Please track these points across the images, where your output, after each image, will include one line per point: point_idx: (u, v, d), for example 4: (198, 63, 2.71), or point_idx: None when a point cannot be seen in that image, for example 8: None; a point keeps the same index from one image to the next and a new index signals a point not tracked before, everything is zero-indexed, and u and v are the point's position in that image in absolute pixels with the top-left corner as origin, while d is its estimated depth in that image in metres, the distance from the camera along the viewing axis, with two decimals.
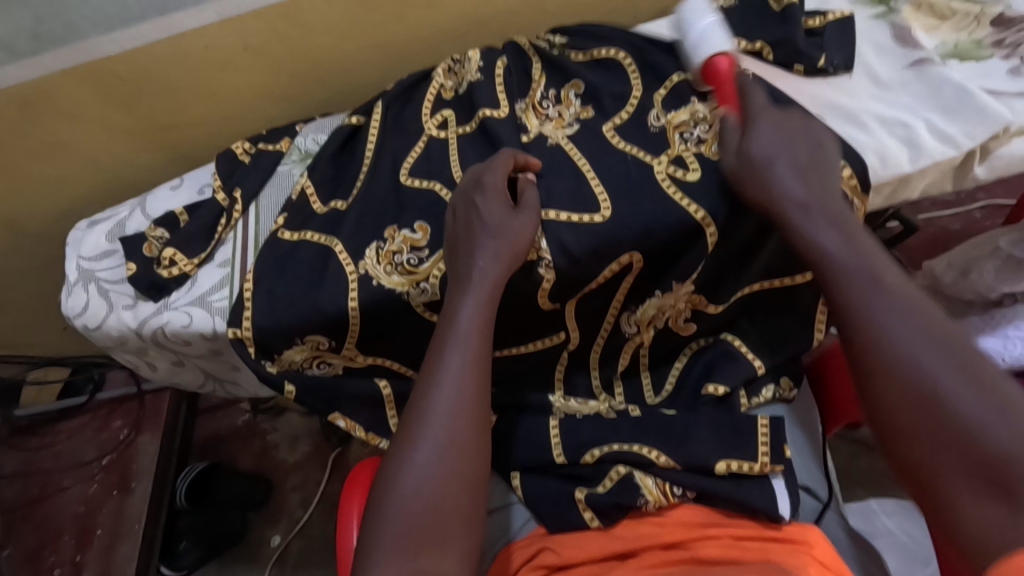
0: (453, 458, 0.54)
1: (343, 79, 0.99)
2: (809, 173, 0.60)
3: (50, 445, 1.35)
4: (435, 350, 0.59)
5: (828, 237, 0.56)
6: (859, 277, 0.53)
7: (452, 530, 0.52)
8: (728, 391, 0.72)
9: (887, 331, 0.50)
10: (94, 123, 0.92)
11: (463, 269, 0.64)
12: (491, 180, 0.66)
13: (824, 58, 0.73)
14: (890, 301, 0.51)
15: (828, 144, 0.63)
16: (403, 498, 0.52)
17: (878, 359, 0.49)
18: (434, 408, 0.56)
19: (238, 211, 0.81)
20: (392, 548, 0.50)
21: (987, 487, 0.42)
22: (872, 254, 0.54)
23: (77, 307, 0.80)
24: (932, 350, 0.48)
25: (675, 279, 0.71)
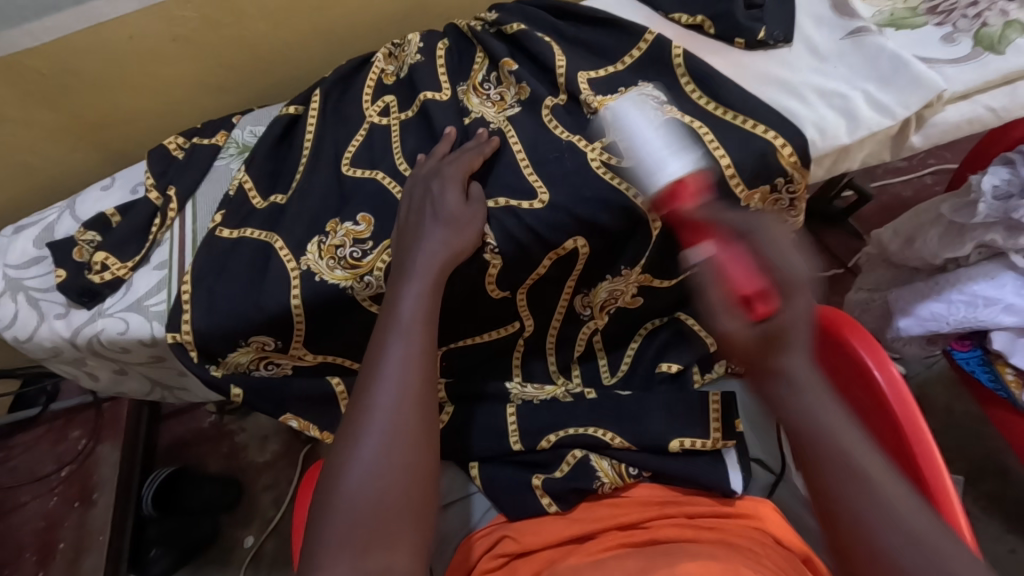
0: (401, 451, 0.53)
1: (282, 66, 0.95)
2: (782, 345, 0.47)
3: (6, 461, 1.30)
4: (377, 343, 0.58)
5: (811, 406, 0.47)
6: (871, 511, 0.45)
7: (399, 525, 0.51)
8: (682, 368, 0.74)
9: (852, 479, 0.45)
10: (17, 123, 0.86)
11: (406, 258, 0.62)
12: (450, 169, 0.65)
13: (764, 31, 0.72)
14: (878, 498, 0.45)
15: (801, 306, 0.47)
16: (348, 494, 0.51)
17: (868, 561, 0.44)
18: (378, 401, 0.55)
19: (173, 210, 0.77)
20: (338, 546, 0.49)
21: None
22: (894, 490, 0.45)
23: (5, 318, 0.75)
24: (916, 552, 0.43)
25: (627, 263, 0.71)
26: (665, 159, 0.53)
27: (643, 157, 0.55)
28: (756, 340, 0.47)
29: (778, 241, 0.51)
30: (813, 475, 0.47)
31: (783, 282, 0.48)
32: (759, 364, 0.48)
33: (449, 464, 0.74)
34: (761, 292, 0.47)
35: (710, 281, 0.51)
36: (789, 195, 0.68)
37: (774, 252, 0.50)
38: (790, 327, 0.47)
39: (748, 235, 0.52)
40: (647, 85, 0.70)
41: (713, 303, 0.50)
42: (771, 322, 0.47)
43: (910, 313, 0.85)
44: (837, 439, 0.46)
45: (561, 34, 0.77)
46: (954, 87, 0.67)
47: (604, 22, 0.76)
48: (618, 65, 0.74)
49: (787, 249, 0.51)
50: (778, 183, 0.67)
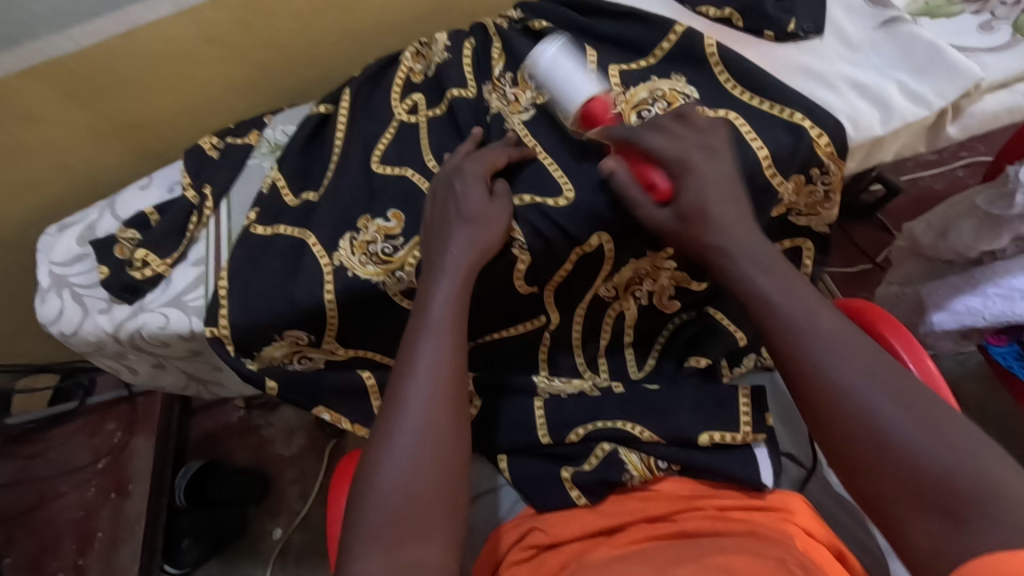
0: (434, 449, 0.54)
1: (309, 67, 0.97)
2: (699, 221, 0.60)
3: (44, 454, 1.34)
4: (409, 340, 0.59)
5: (770, 281, 0.57)
6: (828, 354, 0.53)
7: (434, 519, 0.52)
8: (712, 362, 0.74)
9: (807, 335, 0.54)
10: (57, 126, 0.89)
11: (435, 259, 0.63)
12: (472, 165, 0.66)
13: (794, 23, 0.72)
14: (830, 348, 0.53)
15: (691, 178, 0.61)
16: (384, 489, 0.52)
17: (856, 419, 0.50)
18: (412, 398, 0.56)
19: (209, 208, 0.80)
20: (375, 540, 0.51)
21: (941, 508, 0.46)
22: (835, 337, 0.54)
23: (51, 313, 0.78)
24: (916, 426, 0.48)
25: (652, 246, 0.71)
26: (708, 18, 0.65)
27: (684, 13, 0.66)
28: (673, 220, 0.61)
29: (679, 130, 0.63)
30: (778, 349, 0.55)
31: (678, 165, 0.62)
32: (721, 254, 0.59)
33: (478, 456, 0.75)
34: (658, 180, 0.63)
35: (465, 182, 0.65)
36: (824, 187, 0.68)
37: (658, 141, 0.63)
38: (710, 210, 0.60)
39: (630, 139, 0.64)
40: (681, 77, 0.72)
41: (622, 182, 0.63)
42: (678, 200, 0.61)
43: (944, 308, 0.85)
44: (782, 305, 0.56)
45: (585, 31, 0.77)
46: (991, 76, 0.66)
47: (630, 15, 0.76)
48: (648, 60, 0.74)
49: (701, 135, 0.63)
50: (812, 173, 0.66)
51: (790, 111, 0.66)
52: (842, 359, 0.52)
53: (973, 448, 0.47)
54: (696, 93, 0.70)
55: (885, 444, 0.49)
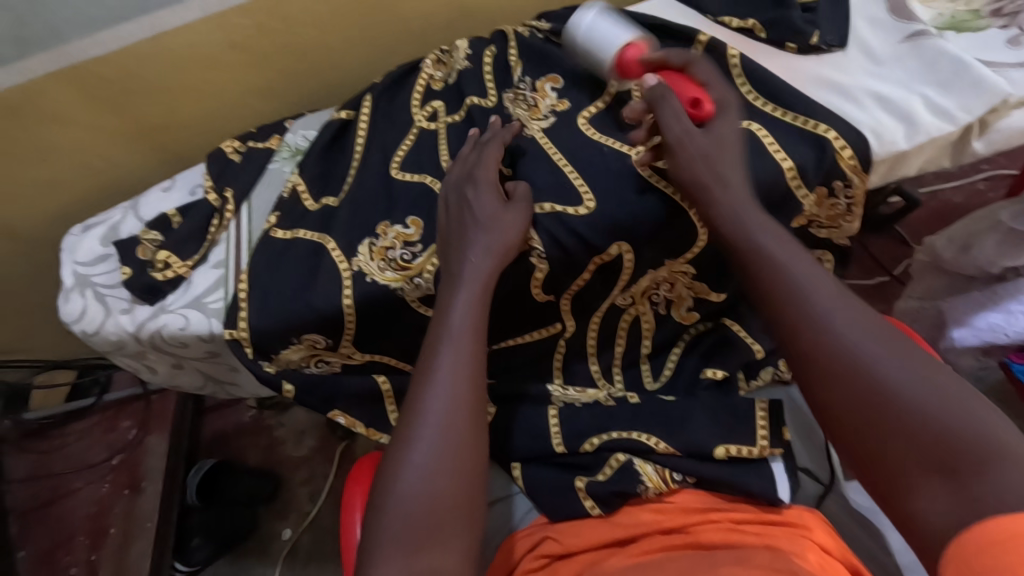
0: (455, 456, 0.54)
1: (329, 73, 0.98)
2: (725, 149, 0.63)
3: (60, 449, 1.36)
4: (429, 347, 0.59)
5: (766, 237, 0.58)
6: (839, 324, 0.52)
7: (453, 527, 0.52)
8: (728, 375, 0.73)
9: (803, 295, 0.54)
10: (82, 128, 0.91)
11: (456, 266, 0.63)
12: (482, 171, 0.67)
13: (817, 35, 0.72)
14: (832, 312, 0.53)
15: (730, 115, 0.65)
16: (402, 496, 0.53)
17: (848, 376, 0.50)
18: (431, 405, 0.56)
19: (230, 211, 0.81)
20: (393, 546, 0.51)
21: (944, 473, 0.44)
22: (847, 311, 0.53)
23: (74, 312, 0.79)
24: (909, 377, 0.48)
25: (669, 255, 0.71)
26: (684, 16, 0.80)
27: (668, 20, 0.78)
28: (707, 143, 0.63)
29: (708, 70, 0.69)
30: (773, 309, 0.56)
31: (720, 102, 0.67)
32: (727, 197, 0.61)
33: (492, 463, 0.75)
34: (703, 101, 0.66)
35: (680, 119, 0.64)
36: (845, 201, 0.67)
37: (706, 75, 0.69)
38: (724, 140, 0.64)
39: (689, 65, 0.70)
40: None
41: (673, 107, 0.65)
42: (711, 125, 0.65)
43: (965, 324, 0.83)
44: (782, 262, 0.56)
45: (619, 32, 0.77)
46: (1020, 91, 0.65)
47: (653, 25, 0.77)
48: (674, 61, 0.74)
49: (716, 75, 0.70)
50: (834, 186, 0.66)
51: (811, 122, 0.66)
52: (829, 314, 0.53)
53: (966, 399, 0.47)
54: (716, 104, 0.70)
55: (885, 401, 0.48)
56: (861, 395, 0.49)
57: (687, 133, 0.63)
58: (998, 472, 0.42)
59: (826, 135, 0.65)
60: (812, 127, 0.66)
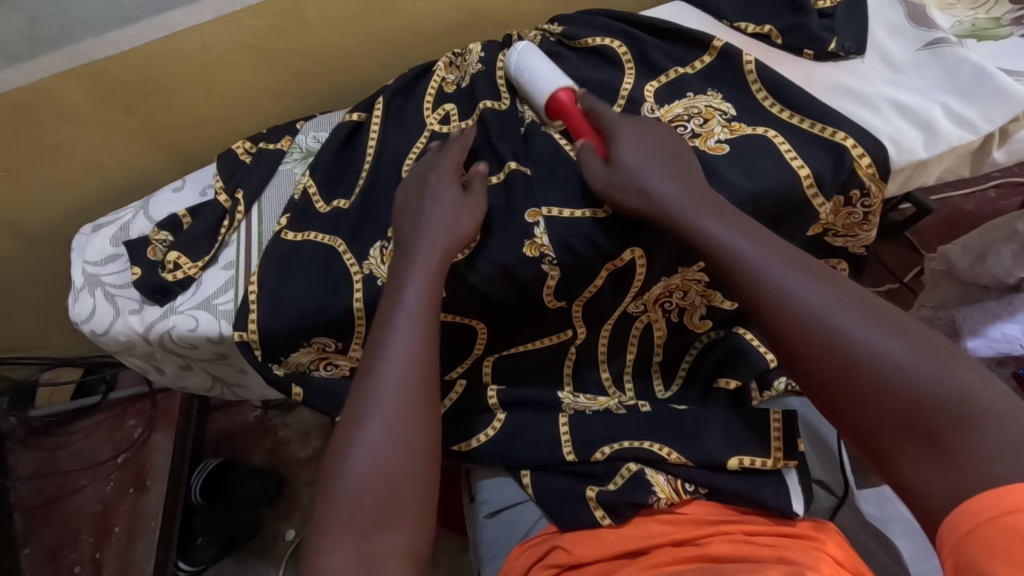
0: (404, 435, 0.56)
1: (341, 74, 0.98)
2: (672, 161, 0.63)
3: (66, 447, 1.36)
4: (382, 324, 0.61)
5: (727, 227, 0.58)
6: (812, 305, 0.52)
7: (406, 502, 0.54)
8: (741, 384, 0.72)
9: (764, 278, 0.54)
10: (93, 127, 0.91)
11: (412, 249, 0.64)
12: (443, 164, 0.70)
13: (835, 42, 0.72)
14: (798, 293, 0.53)
15: (626, 138, 0.65)
16: (354, 473, 0.54)
17: (821, 357, 0.50)
18: (381, 380, 0.57)
19: (241, 212, 0.80)
20: (344, 525, 0.52)
21: (927, 442, 0.45)
22: (818, 290, 0.53)
23: (83, 312, 0.79)
24: (881, 348, 0.48)
25: (683, 263, 0.71)
26: (696, 21, 0.80)
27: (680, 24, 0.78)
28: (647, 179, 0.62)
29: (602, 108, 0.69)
30: (746, 296, 0.56)
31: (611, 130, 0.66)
32: (681, 208, 0.60)
33: (501, 470, 0.75)
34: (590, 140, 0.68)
35: (642, 152, 0.63)
36: (863, 210, 0.67)
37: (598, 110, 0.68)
38: (631, 165, 0.63)
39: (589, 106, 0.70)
40: (717, 94, 0.71)
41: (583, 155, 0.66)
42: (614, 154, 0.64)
43: (979, 335, 0.82)
44: (743, 247, 0.56)
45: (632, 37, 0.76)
46: None
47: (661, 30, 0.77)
48: (686, 69, 0.74)
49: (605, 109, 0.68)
50: (852, 196, 0.66)
51: (825, 128, 0.66)
52: (794, 295, 0.53)
53: (947, 362, 0.47)
54: (732, 110, 0.70)
55: (863, 379, 0.48)
56: (839, 376, 0.49)
57: (607, 172, 0.64)
58: (980, 439, 0.43)
59: (844, 144, 0.65)
60: (831, 136, 0.65)
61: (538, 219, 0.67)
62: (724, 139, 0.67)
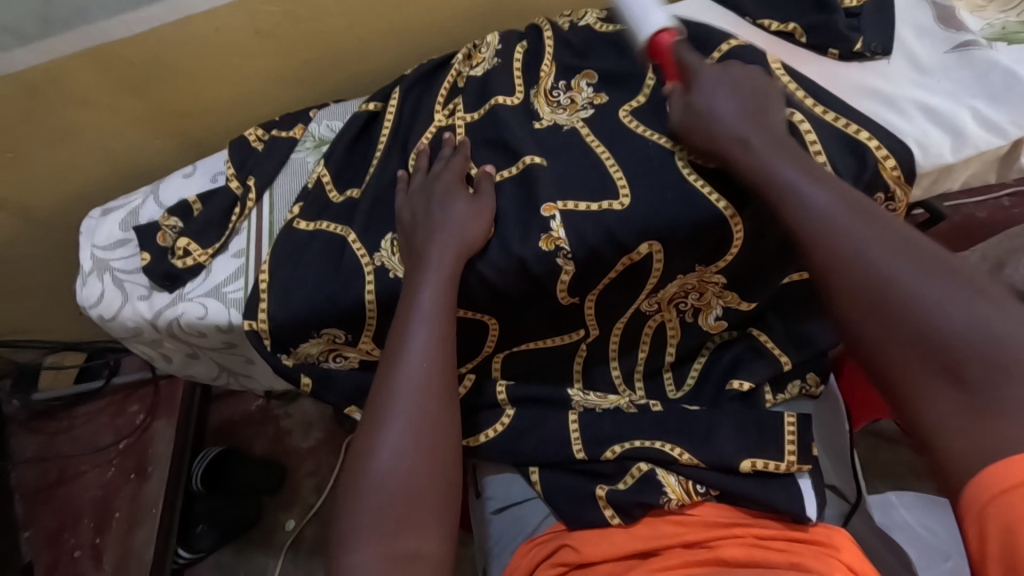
0: (425, 434, 0.58)
1: (354, 62, 0.96)
2: (757, 116, 0.62)
3: (68, 431, 1.36)
4: (399, 325, 0.62)
5: (780, 171, 0.57)
6: (851, 245, 0.50)
7: (428, 504, 0.56)
8: (755, 387, 0.72)
9: (812, 214, 0.53)
10: (103, 110, 0.90)
11: (423, 255, 0.65)
12: (446, 175, 0.70)
13: (861, 42, 0.70)
14: (848, 230, 0.51)
15: (707, 74, 0.64)
16: (378, 477, 0.56)
17: (859, 291, 0.48)
18: (401, 384, 0.59)
19: (252, 199, 0.80)
20: (368, 528, 0.54)
21: (950, 378, 0.42)
22: (865, 228, 0.51)
23: (92, 297, 0.78)
24: (926, 287, 0.45)
25: (703, 262, 0.69)
26: (715, 19, 0.78)
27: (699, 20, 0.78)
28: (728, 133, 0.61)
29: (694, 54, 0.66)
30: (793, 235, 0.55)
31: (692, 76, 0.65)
32: (739, 145, 0.60)
33: (509, 467, 0.74)
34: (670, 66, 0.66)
35: (720, 91, 0.63)
36: (887, 213, 0.65)
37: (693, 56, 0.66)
38: (709, 99, 0.63)
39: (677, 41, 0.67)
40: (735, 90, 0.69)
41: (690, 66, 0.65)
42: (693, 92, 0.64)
43: None
44: (797, 188, 0.55)
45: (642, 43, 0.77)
46: None
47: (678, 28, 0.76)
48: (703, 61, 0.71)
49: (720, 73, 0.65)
50: (876, 198, 0.64)
51: (848, 123, 0.64)
52: (842, 233, 0.51)
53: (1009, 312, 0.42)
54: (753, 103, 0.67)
55: (896, 315, 0.46)
56: (866, 309, 0.48)
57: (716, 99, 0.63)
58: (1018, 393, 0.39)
59: (868, 144, 0.63)
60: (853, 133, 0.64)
61: (553, 212, 0.66)
62: None
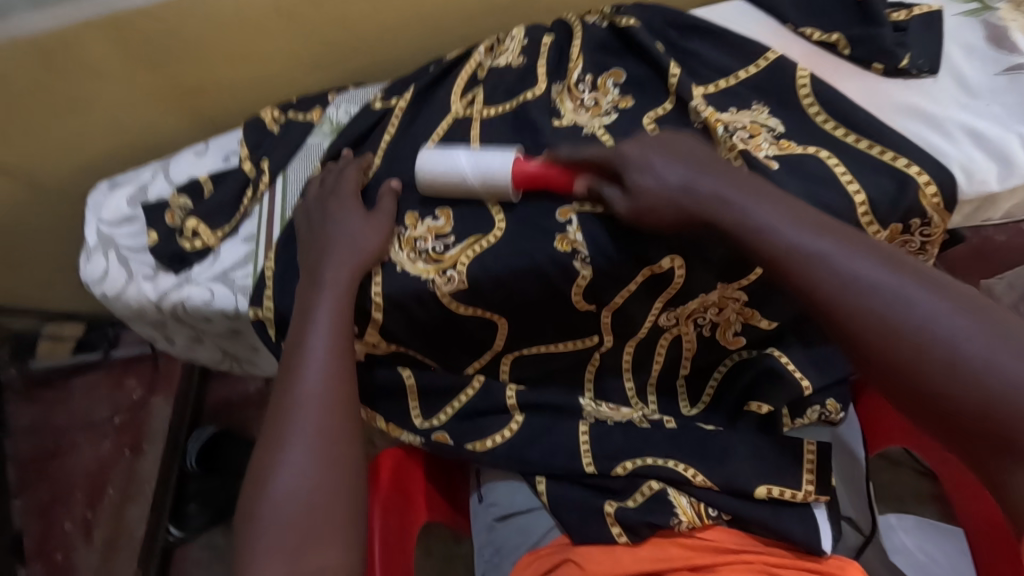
0: (326, 455, 0.59)
1: (375, 47, 0.94)
2: (708, 167, 0.60)
3: (64, 403, 1.35)
4: (296, 344, 0.63)
5: (768, 216, 0.56)
6: (882, 297, 0.50)
7: (331, 522, 0.57)
8: (772, 409, 0.69)
9: (818, 259, 0.53)
10: (116, 83, 0.87)
11: (318, 272, 0.66)
12: (342, 186, 0.71)
13: (907, 58, 0.68)
14: (860, 277, 0.51)
15: (635, 158, 0.60)
16: (276, 501, 0.56)
17: (883, 341, 0.50)
18: (301, 402, 0.60)
19: (265, 183, 0.77)
20: (275, 554, 0.55)
21: (997, 436, 0.46)
22: (891, 277, 0.51)
23: (95, 273, 0.76)
24: (945, 326, 0.48)
25: (723, 279, 0.67)
26: (750, 25, 0.76)
27: (733, 28, 0.76)
28: (664, 203, 0.58)
29: (638, 148, 0.61)
30: (796, 282, 0.54)
31: (620, 166, 0.61)
32: (715, 197, 0.57)
33: (513, 475, 0.72)
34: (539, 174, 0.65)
35: (655, 164, 0.60)
36: (921, 238, 0.63)
37: (629, 147, 0.61)
38: (642, 192, 0.59)
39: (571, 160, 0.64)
40: (762, 108, 0.68)
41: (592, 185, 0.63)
42: (633, 184, 0.60)
43: None
44: (790, 232, 0.54)
45: (673, 47, 0.76)
46: None
47: (712, 32, 0.75)
48: (731, 79, 0.71)
49: (660, 152, 0.61)
50: (912, 224, 0.62)
51: (886, 152, 0.63)
52: (856, 281, 0.51)
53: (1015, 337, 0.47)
54: (780, 127, 0.67)
55: (931, 363, 0.48)
56: (913, 383, 0.49)
57: (644, 175, 0.60)
58: None
59: (910, 173, 0.61)
60: (900, 164, 0.62)
61: (570, 215, 0.65)
62: (772, 155, 0.64)
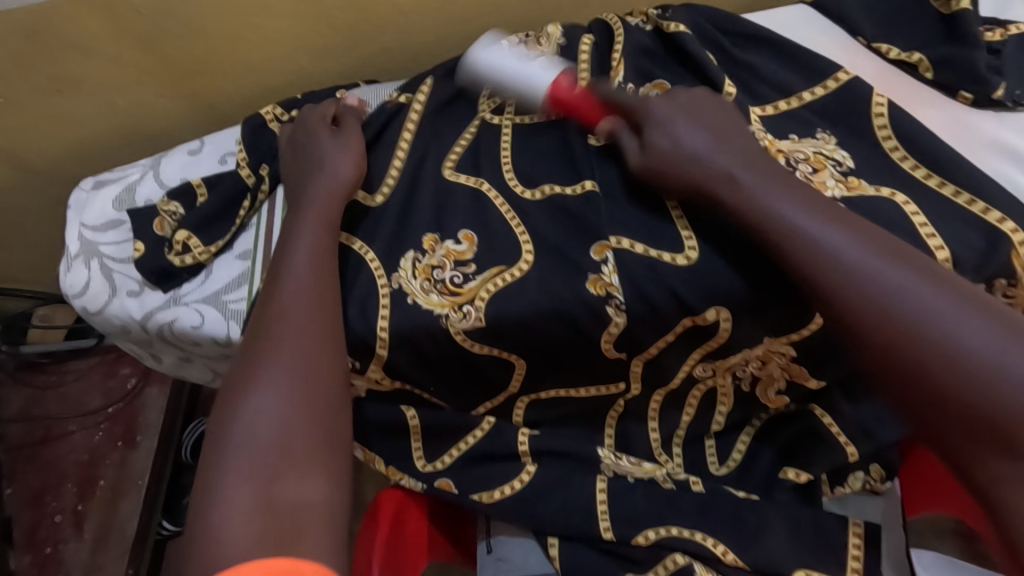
0: (305, 381, 0.54)
1: (392, 37, 0.85)
2: (759, 160, 0.55)
3: (57, 388, 1.29)
4: (276, 272, 0.60)
5: (775, 204, 0.52)
6: (886, 291, 0.48)
7: (306, 452, 0.52)
8: (812, 477, 0.64)
9: (820, 248, 0.50)
10: (107, 64, 0.79)
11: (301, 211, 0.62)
12: (316, 118, 0.69)
13: (1004, 88, 0.59)
14: (866, 269, 0.48)
15: (668, 114, 0.58)
16: (246, 426, 0.51)
17: (884, 337, 0.47)
18: (280, 328, 0.56)
19: (265, 192, 0.69)
20: (238, 468, 0.49)
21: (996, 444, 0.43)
22: (900, 274, 0.48)
23: (76, 285, 0.69)
24: (953, 330, 0.46)
25: (772, 333, 0.60)
26: (815, 37, 0.67)
27: (797, 39, 0.68)
28: (669, 146, 0.56)
29: (683, 117, 0.58)
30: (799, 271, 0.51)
31: (651, 121, 0.59)
32: (723, 174, 0.54)
33: (523, 529, 0.67)
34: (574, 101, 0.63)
35: (679, 125, 0.57)
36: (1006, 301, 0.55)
37: (668, 109, 0.59)
38: (662, 150, 0.57)
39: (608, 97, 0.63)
40: (829, 136, 0.60)
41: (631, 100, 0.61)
42: (651, 140, 0.58)
43: None
44: (794, 219, 0.51)
45: (729, 56, 0.66)
46: None
47: (773, 43, 0.66)
48: (796, 100, 0.63)
49: (693, 118, 0.58)
50: (998, 285, 0.53)
51: (973, 201, 0.55)
52: (860, 274, 0.48)
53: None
54: (848, 161, 0.58)
55: (930, 362, 0.45)
56: (927, 388, 0.46)
57: (671, 123, 0.57)
58: None
59: (1004, 230, 0.53)
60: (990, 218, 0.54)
61: (606, 252, 0.58)
62: (840, 196, 0.55)
